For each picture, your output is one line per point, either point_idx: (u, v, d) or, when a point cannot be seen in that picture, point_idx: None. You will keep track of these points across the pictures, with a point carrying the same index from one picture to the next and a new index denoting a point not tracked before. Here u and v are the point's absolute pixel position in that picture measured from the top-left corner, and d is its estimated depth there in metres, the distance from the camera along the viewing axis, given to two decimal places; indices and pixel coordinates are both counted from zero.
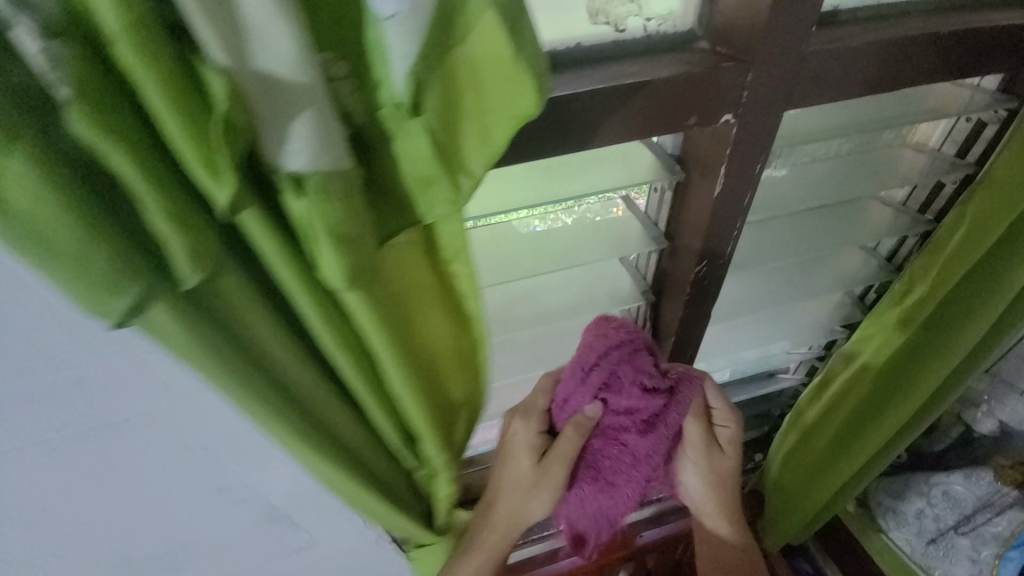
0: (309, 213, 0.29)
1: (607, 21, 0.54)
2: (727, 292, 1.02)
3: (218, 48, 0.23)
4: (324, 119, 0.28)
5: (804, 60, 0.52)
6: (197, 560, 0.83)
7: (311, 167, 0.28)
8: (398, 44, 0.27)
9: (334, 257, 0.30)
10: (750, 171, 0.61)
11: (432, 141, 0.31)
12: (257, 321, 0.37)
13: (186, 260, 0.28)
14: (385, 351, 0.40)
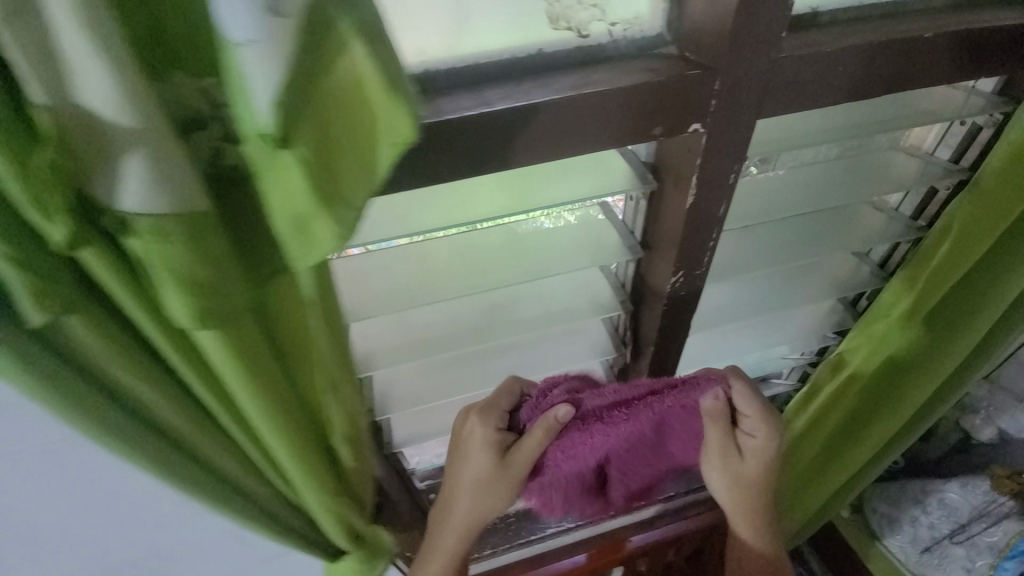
0: (143, 250, 0.32)
1: (568, 27, 0.52)
2: (716, 299, 0.99)
3: (38, 84, 0.26)
4: (159, 160, 0.30)
5: (775, 66, 0.49)
6: (175, 563, 0.85)
7: (141, 209, 0.30)
8: (257, 68, 0.30)
9: (178, 296, 0.34)
10: (724, 180, 0.58)
11: (305, 169, 0.34)
12: (115, 363, 0.40)
13: (28, 296, 0.31)
14: (248, 378, 0.45)
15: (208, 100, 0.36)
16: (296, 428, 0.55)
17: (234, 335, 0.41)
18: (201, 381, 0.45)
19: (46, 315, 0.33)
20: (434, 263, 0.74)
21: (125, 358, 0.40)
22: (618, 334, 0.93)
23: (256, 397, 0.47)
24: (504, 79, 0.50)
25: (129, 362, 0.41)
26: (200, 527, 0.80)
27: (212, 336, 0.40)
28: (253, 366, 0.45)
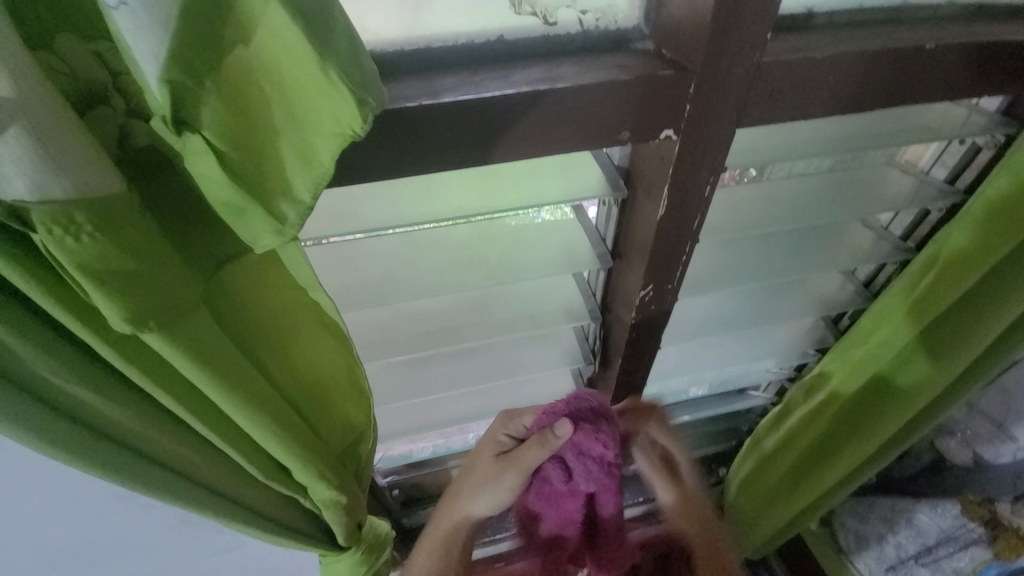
0: (48, 246, 0.28)
1: (533, 12, 0.46)
2: (699, 310, 0.95)
3: None
4: (51, 143, 0.26)
5: (756, 71, 0.45)
6: (110, 566, 0.79)
7: (35, 197, 0.26)
8: (134, 41, 0.26)
9: (103, 297, 0.30)
10: (699, 193, 0.54)
11: (219, 161, 0.30)
12: (37, 362, 0.36)
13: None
14: (216, 375, 0.40)
15: (106, 68, 0.31)
16: (290, 426, 0.48)
17: (201, 329, 0.38)
18: (162, 391, 0.40)
19: None
20: (395, 262, 0.69)
21: (44, 362, 0.36)
22: (587, 344, 0.90)
23: (232, 395, 0.41)
24: (460, 69, 0.45)
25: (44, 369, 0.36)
26: (133, 534, 0.75)
27: (164, 342, 0.35)
28: (223, 369, 0.40)
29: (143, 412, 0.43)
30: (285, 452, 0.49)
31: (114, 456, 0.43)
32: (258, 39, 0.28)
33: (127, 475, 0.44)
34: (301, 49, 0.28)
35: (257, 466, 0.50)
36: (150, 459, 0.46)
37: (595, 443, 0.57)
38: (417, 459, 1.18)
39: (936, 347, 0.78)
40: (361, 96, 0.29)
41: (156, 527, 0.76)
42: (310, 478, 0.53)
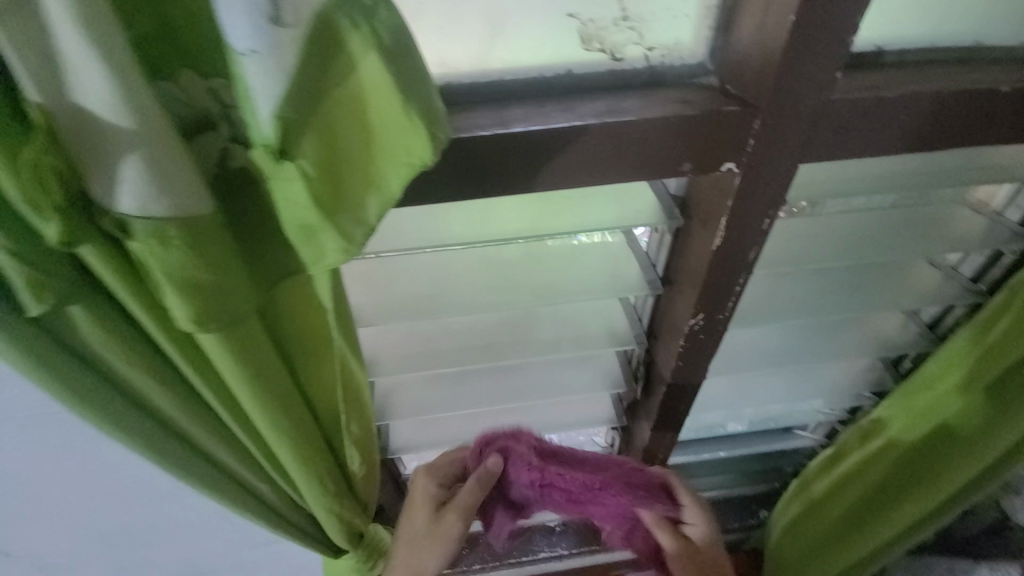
0: (146, 253, 0.29)
1: (602, 48, 0.49)
2: (753, 341, 0.91)
3: (29, 82, 0.24)
4: (158, 163, 0.27)
5: (825, 106, 0.45)
6: (162, 545, 0.84)
7: (140, 213, 0.27)
8: (257, 82, 0.28)
9: (178, 300, 0.31)
10: (758, 226, 0.54)
11: (307, 185, 0.31)
12: (119, 358, 0.38)
13: (25, 288, 0.28)
14: (247, 374, 0.41)
15: (217, 101, 0.32)
16: (303, 430, 0.50)
17: (239, 336, 0.39)
18: (210, 388, 0.42)
19: (44, 307, 0.30)
20: (448, 278, 0.72)
21: (124, 356, 0.38)
22: (630, 368, 0.89)
23: (257, 391, 0.43)
24: (530, 99, 0.48)
25: (123, 362, 0.38)
26: (186, 517, 0.80)
27: (217, 339, 0.38)
28: (258, 378, 0.42)
29: (202, 415, 0.45)
30: (290, 454, 0.50)
31: (174, 447, 0.45)
32: (354, 77, 0.29)
33: (184, 463, 0.47)
34: (388, 89, 0.29)
35: (270, 462, 0.52)
36: (204, 453, 0.48)
37: (522, 469, 0.59)
38: None
39: (1001, 396, 0.75)
40: (435, 129, 0.30)
41: (205, 511, 0.80)
42: (309, 481, 0.54)
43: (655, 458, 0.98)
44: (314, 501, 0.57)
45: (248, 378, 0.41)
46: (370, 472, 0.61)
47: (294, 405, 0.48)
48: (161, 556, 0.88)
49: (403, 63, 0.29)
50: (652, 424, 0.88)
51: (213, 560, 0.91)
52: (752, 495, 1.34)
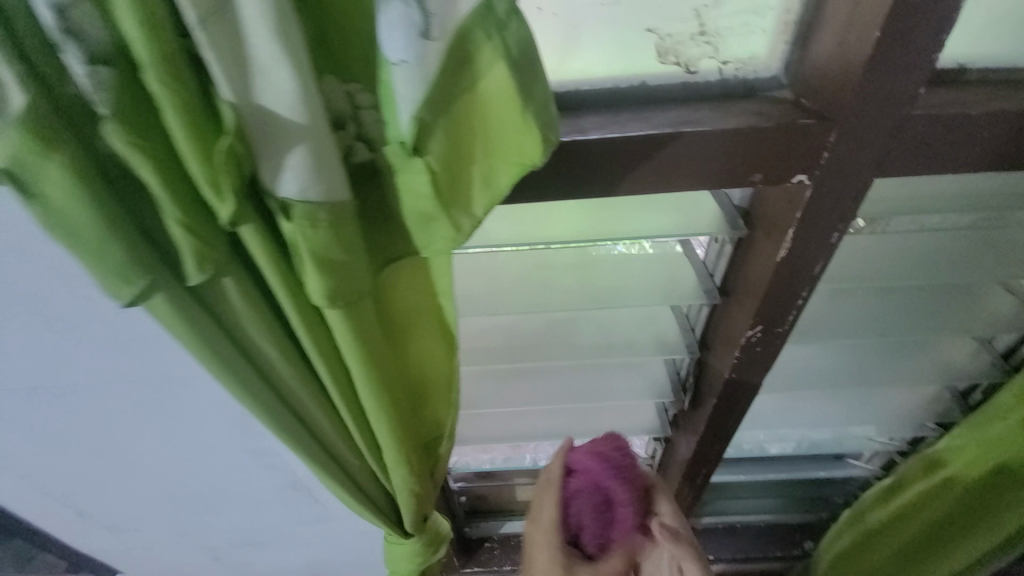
0: (295, 235, 0.34)
1: (677, 62, 0.51)
2: (809, 363, 0.88)
3: (225, 85, 0.29)
4: (316, 154, 0.32)
5: (904, 124, 0.45)
6: (233, 498, 0.94)
7: (299, 196, 0.33)
8: (403, 88, 0.32)
9: (316, 276, 0.36)
10: (826, 239, 0.54)
11: (431, 179, 0.34)
12: (252, 324, 0.43)
13: (192, 259, 0.34)
14: (360, 351, 0.45)
15: (351, 103, 0.35)
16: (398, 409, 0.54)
17: (354, 316, 0.43)
18: (321, 360, 0.47)
19: (204, 276, 0.35)
20: (507, 277, 0.75)
21: (255, 323, 0.43)
22: (678, 378, 0.90)
23: (365, 368, 0.47)
24: (602, 108, 0.50)
25: (252, 329, 0.44)
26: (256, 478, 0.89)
27: (340, 316, 0.42)
28: (367, 354, 0.46)
29: (307, 382, 0.50)
30: (390, 429, 0.53)
31: (280, 411, 0.51)
32: (476, 82, 0.33)
33: (284, 429, 0.52)
34: (506, 96, 0.32)
35: (362, 433, 0.55)
36: (301, 421, 0.54)
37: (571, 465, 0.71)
38: (484, 468, 1.22)
39: None
40: (546, 132, 0.34)
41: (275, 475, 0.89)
42: (397, 460, 0.58)
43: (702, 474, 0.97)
44: (398, 480, 0.61)
45: (359, 356, 0.45)
46: (449, 454, 0.66)
47: (388, 385, 0.51)
48: (234, 510, 0.98)
49: (524, 72, 0.32)
50: (697, 435, 0.87)
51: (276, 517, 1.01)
52: (798, 524, 1.30)
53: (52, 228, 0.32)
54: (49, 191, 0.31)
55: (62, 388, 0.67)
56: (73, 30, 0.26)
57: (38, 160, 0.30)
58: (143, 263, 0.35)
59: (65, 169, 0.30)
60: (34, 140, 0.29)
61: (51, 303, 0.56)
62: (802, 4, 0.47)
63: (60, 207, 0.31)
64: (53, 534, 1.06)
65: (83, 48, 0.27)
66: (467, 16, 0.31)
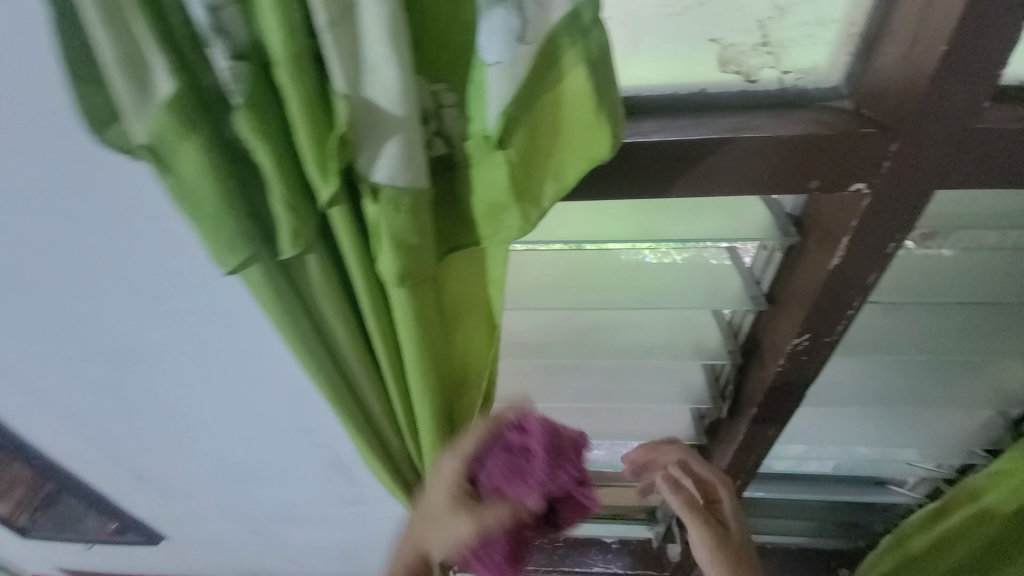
0: (379, 216, 0.38)
1: (737, 71, 0.53)
2: (856, 380, 0.87)
3: (340, 77, 0.33)
4: (408, 143, 0.36)
5: (966, 137, 0.45)
6: (280, 473, 1.00)
7: (388, 180, 0.36)
8: (495, 84, 0.36)
9: (390, 256, 0.39)
10: (881, 248, 0.54)
11: (509, 171, 0.38)
12: (326, 301, 0.47)
13: (288, 233, 0.38)
14: (419, 331, 0.48)
15: (435, 102, 0.38)
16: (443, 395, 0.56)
17: (417, 298, 0.46)
18: (382, 339, 0.50)
19: (296, 250, 0.38)
20: (556, 273, 0.77)
21: (330, 299, 0.47)
22: (718, 386, 0.91)
23: (418, 349, 0.50)
24: (661, 113, 0.52)
25: (326, 305, 0.48)
26: (303, 454, 0.94)
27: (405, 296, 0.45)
28: (423, 336, 0.49)
29: (368, 360, 0.54)
30: (431, 409, 0.56)
31: (340, 384, 0.54)
32: (560, 80, 0.36)
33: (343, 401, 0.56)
34: (585, 95, 0.36)
35: (407, 416, 0.58)
36: (354, 396, 0.57)
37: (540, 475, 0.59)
38: None
39: None
40: (616, 130, 0.37)
41: (320, 452, 0.93)
42: (431, 445, 0.60)
43: (735, 485, 0.96)
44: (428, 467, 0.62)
45: (416, 336, 0.49)
46: None
47: (437, 369, 0.54)
48: (278, 484, 1.04)
49: (600, 75, 0.35)
50: (734, 444, 0.87)
51: (318, 496, 1.06)
52: (835, 551, 1.25)
53: (180, 198, 0.37)
54: (181, 167, 0.36)
55: (142, 353, 0.74)
56: (221, 28, 0.32)
57: (178, 139, 0.34)
58: (248, 236, 0.39)
59: (198, 148, 0.35)
60: (178, 123, 0.34)
61: (146, 273, 0.62)
62: (867, 17, 0.48)
63: (189, 181, 0.36)
64: (111, 495, 1.14)
65: (228, 43, 0.33)
66: (556, 22, 0.34)
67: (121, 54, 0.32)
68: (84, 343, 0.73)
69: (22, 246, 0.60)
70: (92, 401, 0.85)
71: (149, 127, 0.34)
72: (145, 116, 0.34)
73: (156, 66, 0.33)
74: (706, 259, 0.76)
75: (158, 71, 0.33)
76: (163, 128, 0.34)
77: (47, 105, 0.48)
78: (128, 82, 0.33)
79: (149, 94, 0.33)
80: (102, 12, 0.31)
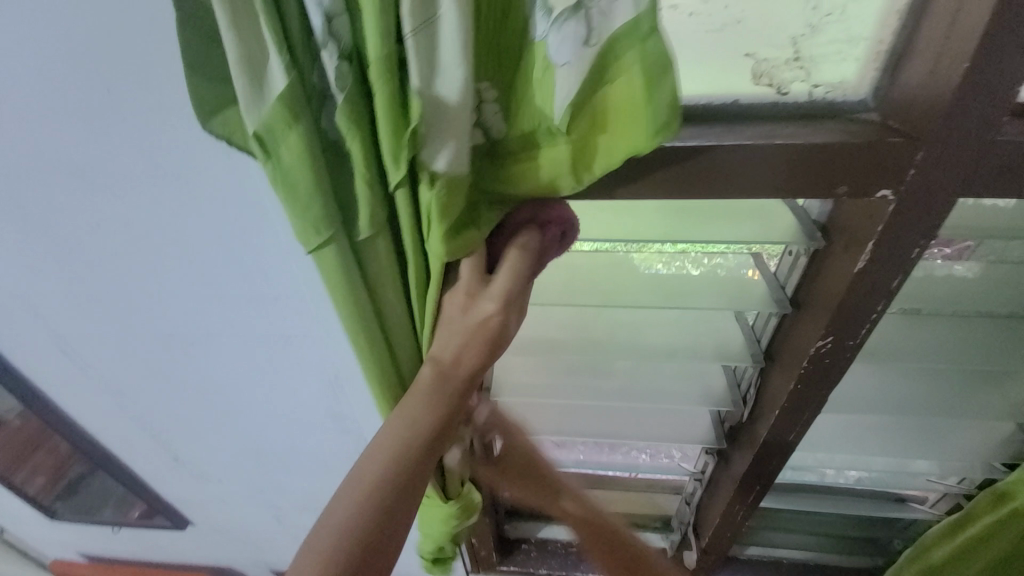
0: (432, 200, 0.42)
1: (770, 83, 0.56)
2: (877, 388, 0.89)
3: (416, 74, 0.37)
4: (461, 135, 0.40)
5: (989, 148, 0.48)
6: (307, 459, 1.03)
7: (445, 168, 0.41)
8: (564, 82, 0.40)
9: (437, 234, 0.44)
10: (905, 253, 0.57)
11: (568, 150, 0.42)
12: (386, 285, 0.50)
13: (366, 216, 0.43)
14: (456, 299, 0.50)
15: (478, 97, 0.42)
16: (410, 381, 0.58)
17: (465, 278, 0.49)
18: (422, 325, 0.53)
19: (371, 227, 0.44)
20: (583, 274, 0.80)
21: (390, 284, 0.50)
22: (739, 391, 0.92)
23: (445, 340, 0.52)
24: (698, 120, 0.56)
25: (389, 293, 0.51)
26: (332, 442, 0.97)
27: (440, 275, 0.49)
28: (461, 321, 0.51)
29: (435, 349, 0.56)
30: None
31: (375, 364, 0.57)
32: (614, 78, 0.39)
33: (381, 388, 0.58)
34: (636, 84, 0.38)
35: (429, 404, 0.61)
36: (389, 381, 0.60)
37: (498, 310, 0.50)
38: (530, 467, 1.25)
39: None
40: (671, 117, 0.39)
41: (347, 440, 0.97)
42: None
43: (755, 492, 0.96)
44: None
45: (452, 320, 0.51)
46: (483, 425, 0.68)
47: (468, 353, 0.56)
48: (304, 472, 1.07)
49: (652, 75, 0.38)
50: (753, 449, 0.88)
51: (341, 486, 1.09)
52: (852, 566, 1.25)
53: (277, 180, 0.42)
54: (283, 152, 0.41)
55: (198, 333, 0.80)
56: (332, 34, 0.38)
57: (286, 128, 0.40)
58: (330, 218, 0.44)
59: (303, 136, 0.40)
60: (287, 114, 0.39)
61: (212, 254, 0.68)
62: (894, 36, 0.52)
63: (286, 165, 0.41)
64: (144, 477, 1.18)
65: (337, 46, 0.38)
66: (617, 28, 0.37)
67: (243, 54, 0.37)
68: (145, 321, 0.79)
69: (107, 226, 0.66)
70: (143, 381, 0.90)
71: (260, 118, 0.39)
72: (259, 109, 0.39)
73: (273, 63, 0.38)
74: (721, 271, 0.79)
75: (275, 71, 0.38)
76: (272, 118, 0.39)
77: (145, 98, 0.54)
78: (249, 81, 0.38)
79: (264, 92, 0.39)
80: (233, 18, 0.36)
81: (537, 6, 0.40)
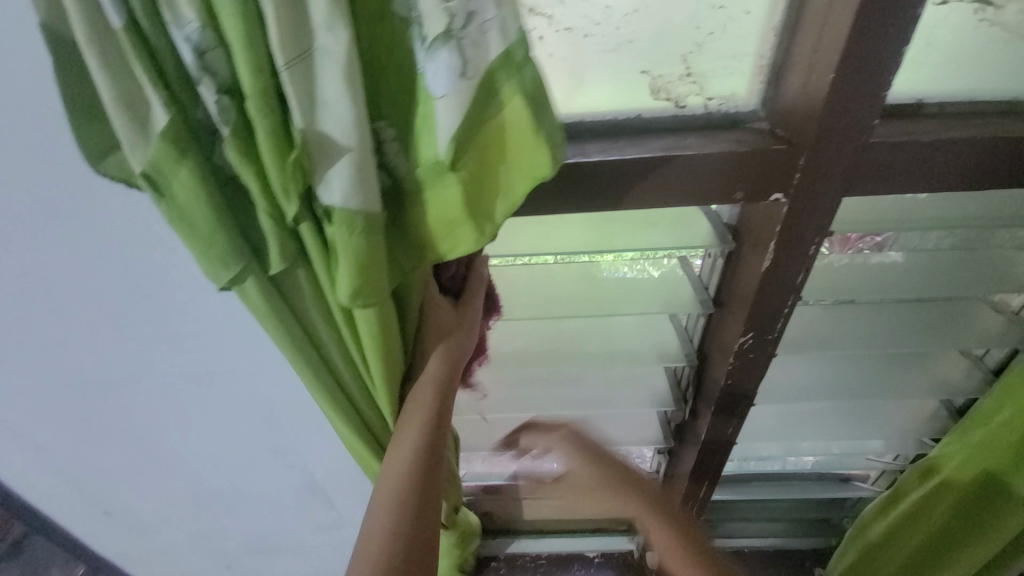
0: (337, 234, 0.42)
1: (668, 98, 0.59)
2: (803, 378, 0.94)
3: (297, 110, 0.38)
4: (354, 169, 0.40)
5: (864, 150, 0.52)
6: (250, 500, 0.99)
7: (342, 202, 0.41)
8: (444, 115, 0.40)
9: (344, 273, 0.43)
10: (804, 251, 0.60)
11: (461, 188, 0.43)
12: (311, 307, 0.51)
13: (275, 251, 0.43)
14: (373, 338, 0.49)
15: (377, 137, 0.44)
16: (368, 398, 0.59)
17: (382, 310, 0.48)
18: (358, 351, 0.53)
19: (283, 262, 0.44)
20: (521, 287, 0.81)
21: (317, 306, 0.51)
22: (679, 389, 0.95)
23: (382, 371, 0.52)
24: (604, 135, 0.58)
25: (319, 317, 0.52)
26: (274, 478, 0.94)
27: (365, 314, 0.47)
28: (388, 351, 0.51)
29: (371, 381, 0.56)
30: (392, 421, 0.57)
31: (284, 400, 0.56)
32: (501, 114, 0.41)
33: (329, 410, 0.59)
34: (524, 122, 0.41)
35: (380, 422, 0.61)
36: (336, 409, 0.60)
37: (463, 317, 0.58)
38: (490, 482, 1.24)
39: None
40: (554, 151, 0.42)
41: (294, 475, 0.94)
42: None
43: (705, 487, 0.99)
44: None
45: (376, 351, 0.50)
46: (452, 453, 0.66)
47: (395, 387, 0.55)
48: (250, 513, 1.02)
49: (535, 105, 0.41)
50: (697, 445, 0.91)
51: (290, 522, 1.05)
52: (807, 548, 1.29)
53: (173, 217, 0.41)
54: (174, 190, 0.40)
55: (119, 379, 0.76)
56: (207, 69, 0.38)
57: (173, 166, 0.40)
58: (238, 252, 0.44)
59: (192, 174, 0.40)
60: (172, 153, 0.39)
61: (123, 295, 0.65)
62: (773, 50, 0.55)
63: (177, 202, 0.41)
64: (75, 534, 1.10)
65: (214, 81, 0.38)
66: (493, 60, 0.40)
67: (117, 94, 0.38)
68: (56, 370, 0.74)
69: (7, 276, 0.62)
70: (66, 434, 0.85)
71: (146, 158, 0.39)
72: (142, 149, 0.39)
73: (153, 101, 0.38)
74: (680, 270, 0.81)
75: (156, 106, 0.39)
76: (158, 157, 0.39)
77: (31, 138, 0.51)
78: (130, 118, 0.39)
79: (147, 127, 0.39)
80: (101, 60, 0.37)
81: (415, 37, 0.39)
